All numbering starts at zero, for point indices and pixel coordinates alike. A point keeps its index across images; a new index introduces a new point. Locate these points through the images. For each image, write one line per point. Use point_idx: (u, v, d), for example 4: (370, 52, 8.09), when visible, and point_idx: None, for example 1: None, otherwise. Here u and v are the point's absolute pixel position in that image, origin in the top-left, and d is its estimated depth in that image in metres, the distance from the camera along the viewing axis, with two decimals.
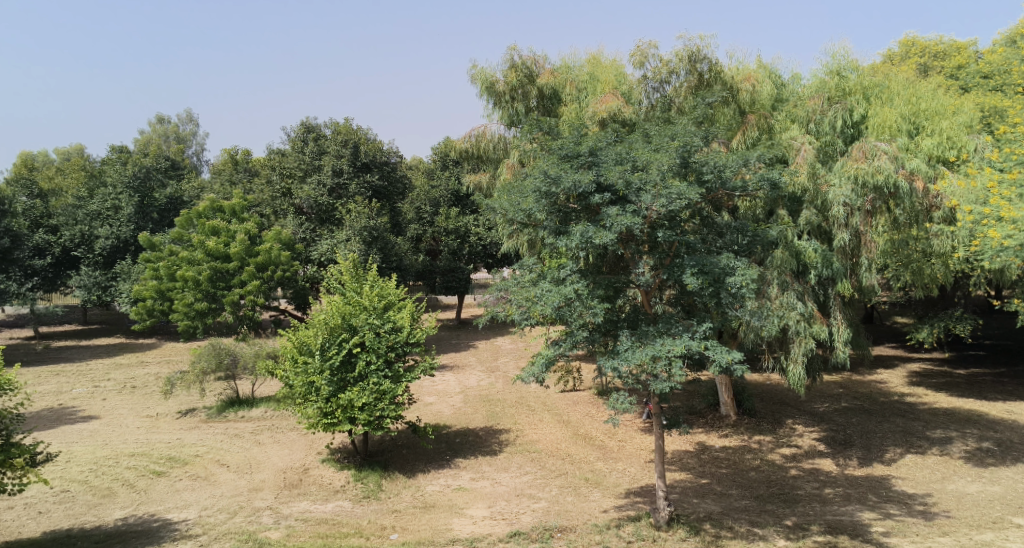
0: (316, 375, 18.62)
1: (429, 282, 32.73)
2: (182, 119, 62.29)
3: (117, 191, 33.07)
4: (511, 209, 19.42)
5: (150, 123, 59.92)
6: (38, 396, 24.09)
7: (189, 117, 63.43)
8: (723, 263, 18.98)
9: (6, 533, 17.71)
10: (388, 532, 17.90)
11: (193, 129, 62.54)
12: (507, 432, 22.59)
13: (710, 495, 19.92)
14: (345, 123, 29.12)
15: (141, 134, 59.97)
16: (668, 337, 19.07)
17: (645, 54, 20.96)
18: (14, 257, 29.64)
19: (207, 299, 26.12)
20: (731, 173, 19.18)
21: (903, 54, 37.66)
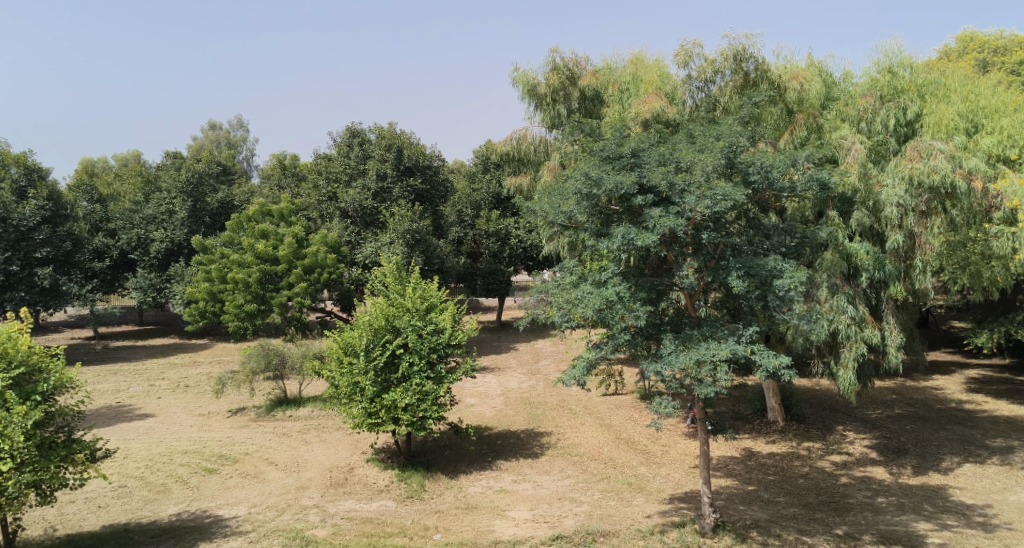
0: (361, 375, 18.89)
1: (470, 284, 33.19)
2: (234, 125, 64.00)
3: (171, 195, 34.20)
4: (551, 211, 19.35)
5: (202, 129, 61.84)
6: (98, 394, 24.93)
7: (240, 123, 65.08)
8: (770, 266, 18.74)
9: (67, 526, 18.38)
10: (431, 532, 18.07)
11: (244, 135, 64.11)
12: (549, 434, 22.58)
13: (757, 502, 19.58)
14: (388, 126, 29.36)
15: (195, 140, 62.10)
16: (713, 340, 18.90)
17: (690, 54, 20.70)
18: (75, 260, 31.06)
19: (256, 301, 26.69)
20: (778, 174, 18.94)
21: (960, 49, 36.59)
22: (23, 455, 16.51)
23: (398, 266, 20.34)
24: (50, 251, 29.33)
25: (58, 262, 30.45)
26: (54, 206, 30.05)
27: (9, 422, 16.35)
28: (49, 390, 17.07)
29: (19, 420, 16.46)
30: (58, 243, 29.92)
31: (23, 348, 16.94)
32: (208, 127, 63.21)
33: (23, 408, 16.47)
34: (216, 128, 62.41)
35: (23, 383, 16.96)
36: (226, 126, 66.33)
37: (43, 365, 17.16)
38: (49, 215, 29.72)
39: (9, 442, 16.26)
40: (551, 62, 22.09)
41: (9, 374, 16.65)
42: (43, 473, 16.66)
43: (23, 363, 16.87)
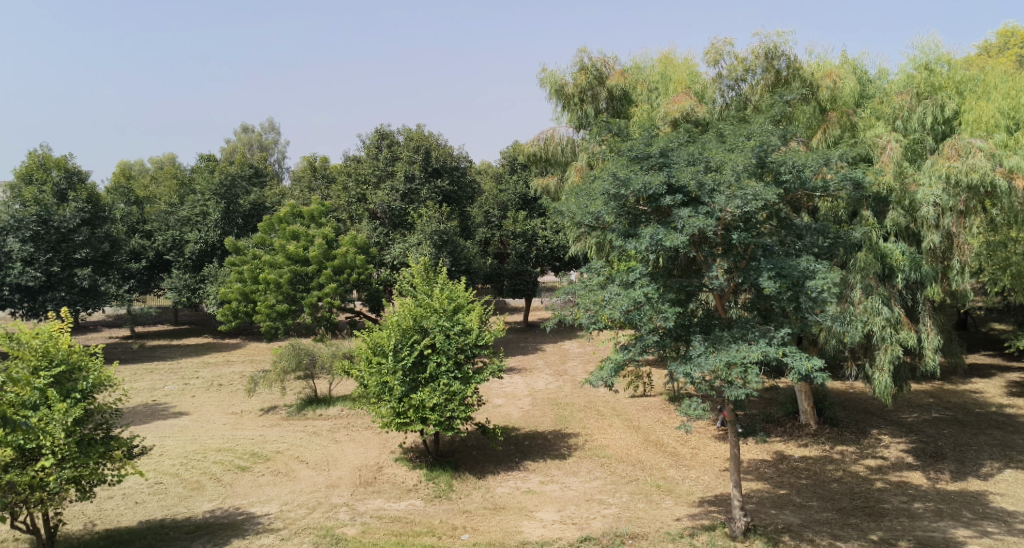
0: (390, 375, 18.81)
1: (497, 285, 33.32)
2: (267, 127, 64.95)
3: (206, 198, 34.68)
4: (578, 212, 19.20)
5: (237, 132, 62.92)
6: (135, 392, 25.42)
7: (273, 127, 66.06)
8: (802, 267, 18.48)
9: (106, 521, 18.77)
10: (459, 532, 18.11)
11: (276, 137, 64.99)
12: (577, 436, 22.53)
13: (789, 506, 19.30)
14: (417, 128, 29.45)
15: (229, 143, 63.21)
16: (743, 342, 18.69)
17: (721, 52, 20.50)
18: (113, 261, 31.78)
19: (287, 301, 27.02)
20: (811, 173, 18.64)
21: (1000, 45, 35.82)
22: (62, 451, 16.83)
23: (426, 267, 20.21)
24: (89, 253, 30.14)
25: (97, 262, 31.21)
26: (94, 208, 30.85)
27: (50, 419, 16.71)
28: (88, 387, 17.37)
29: (59, 417, 16.79)
30: (97, 244, 30.67)
31: (63, 346, 17.28)
32: (241, 129, 64.22)
33: (63, 406, 16.80)
34: (249, 131, 63.38)
35: (63, 381, 17.26)
36: (259, 128, 67.31)
37: (83, 363, 17.45)
38: (89, 217, 30.47)
39: (50, 439, 16.61)
40: (579, 63, 22.03)
41: (49, 372, 16.99)
42: (82, 469, 16.95)
43: (63, 362, 17.20)
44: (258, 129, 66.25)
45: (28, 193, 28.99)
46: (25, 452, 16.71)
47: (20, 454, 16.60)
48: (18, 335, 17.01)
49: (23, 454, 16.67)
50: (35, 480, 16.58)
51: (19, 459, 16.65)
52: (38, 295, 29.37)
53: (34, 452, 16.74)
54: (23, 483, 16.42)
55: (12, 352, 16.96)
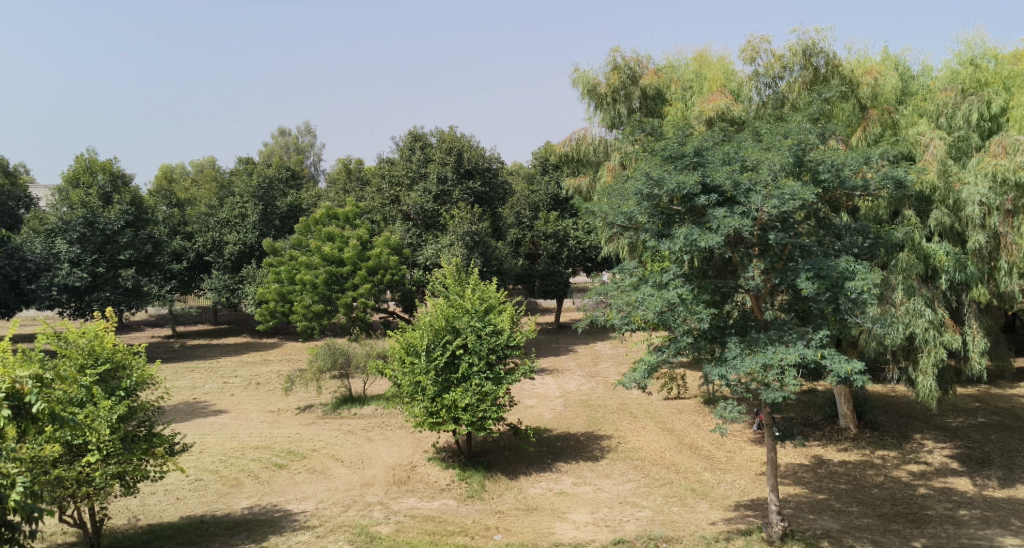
0: (423, 375, 18.77)
1: (528, 286, 33.08)
2: (302, 131, 65.71)
3: (244, 200, 35.38)
4: (611, 212, 18.99)
5: (275, 136, 63.91)
6: (176, 391, 25.91)
7: (309, 129, 66.99)
8: (841, 268, 18.07)
9: (149, 516, 19.10)
10: (492, 532, 18.08)
11: (311, 140, 65.74)
12: (609, 438, 22.42)
13: (828, 511, 18.92)
14: (449, 131, 29.75)
15: (266, 146, 64.22)
16: (780, 344, 18.37)
17: (757, 50, 20.24)
18: (155, 262, 32.35)
19: (323, 302, 27.43)
20: (851, 172, 18.25)
21: None
22: (107, 447, 17.14)
23: (458, 268, 20.05)
24: (133, 254, 30.75)
25: (139, 264, 31.80)
26: (137, 211, 31.46)
27: (96, 416, 17.00)
28: (132, 385, 17.81)
29: (104, 414, 17.12)
30: (140, 245, 31.28)
31: (109, 345, 17.65)
32: (277, 133, 65.31)
33: (108, 403, 17.14)
34: (284, 134, 64.38)
35: (108, 379, 17.65)
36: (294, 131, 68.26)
37: (127, 362, 17.88)
38: (132, 219, 31.16)
39: (96, 435, 16.90)
40: (611, 63, 22.51)
41: (95, 370, 17.33)
42: (126, 465, 17.30)
43: (108, 360, 17.59)
44: (294, 133, 67.24)
45: (75, 196, 29.89)
46: (72, 448, 16.98)
47: (67, 450, 16.87)
48: (66, 333, 17.33)
49: (70, 450, 16.94)
50: (81, 475, 16.84)
51: (66, 454, 16.92)
52: (84, 295, 30.27)
53: (81, 448, 17.02)
54: (69, 478, 16.62)
55: (59, 350, 17.26)
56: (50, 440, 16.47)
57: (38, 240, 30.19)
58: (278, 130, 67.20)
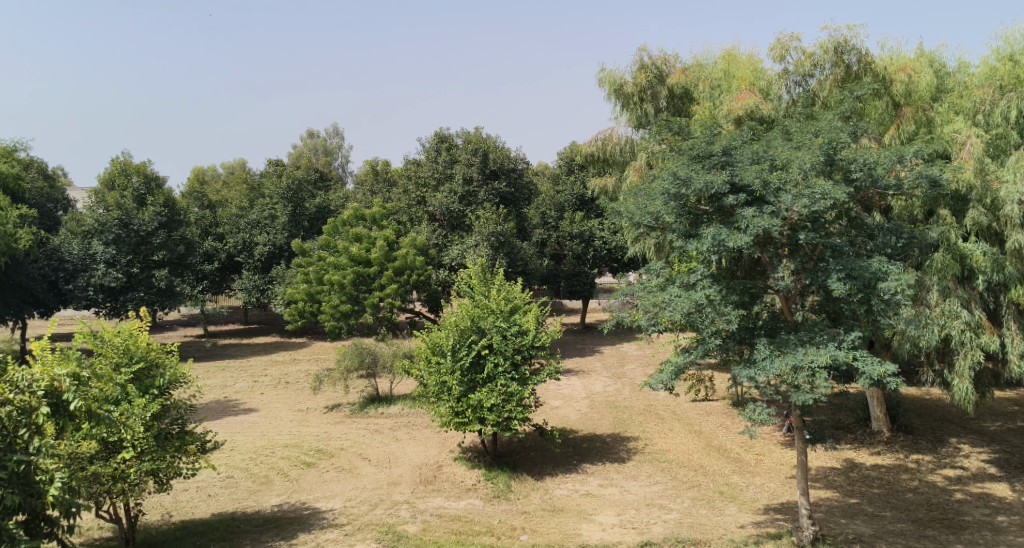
0: (448, 375, 18.75)
1: (554, 286, 33.36)
2: (330, 133, 66.45)
3: (274, 201, 36.07)
4: (637, 212, 18.81)
5: (303, 139, 64.68)
6: (207, 389, 26.27)
7: (337, 132, 67.72)
8: (874, 268, 17.72)
9: (181, 512, 19.34)
10: (518, 532, 18.01)
11: (340, 142, 66.47)
12: (636, 439, 22.31)
13: (860, 516, 18.57)
14: (475, 132, 29.89)
15: (295, 149, 65.03)
16: (811, 346, 18.04)
17: (788, 48, 20.00)
18: (187, 263, 33.03)
19: (351, 302, 27.52)
20: (883, 171, 17.90)
21: None
22: (141, 444, 17.30)
23: (484, 267, 20.10)
24: (167, 255, 31.48)
25: (172, 265, 32.47)
26: (170, 212, 32.22)
27: (131, 414, 17.18)
28: (165, 384, 17.93)
29: (139, 412, 17.29)
30: (173, 246, 32.01)
31: (143, 344, 17.84)
32: (306, 136, 66.10)
33: (142, 401, 17.31)
34: (313, 136, 65.17)
35: (142, 377, 17.84)
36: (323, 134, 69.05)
37: (160, 361, 18.05)
38: (165, 221, 31.75)
39: (130, 433, 17.06)
40: (639, 62, 22.20)
41: (129, 368, 17.57)
42: (159, 462, 17.46)
43: (142, 359, 17.80)
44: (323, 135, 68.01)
45: (111, 198, 30.55)
46: (107, 444, 17.11)
47: (103, 447, 17.01)
48: (101, 333, 17.56)
49: (106, 447, 17.08)
50: (116, 472, 17.02)
51: (102, 451, 17.06)
52: (119, 295, 30.75)
53: (116, 445, 17.17)
54: (106, 474, 16.83)
55: (95, 349, 17.50)
56: (86, 437, 16.71)
57: (75, 241, 30.91)
58: (307, 133, 67.94)
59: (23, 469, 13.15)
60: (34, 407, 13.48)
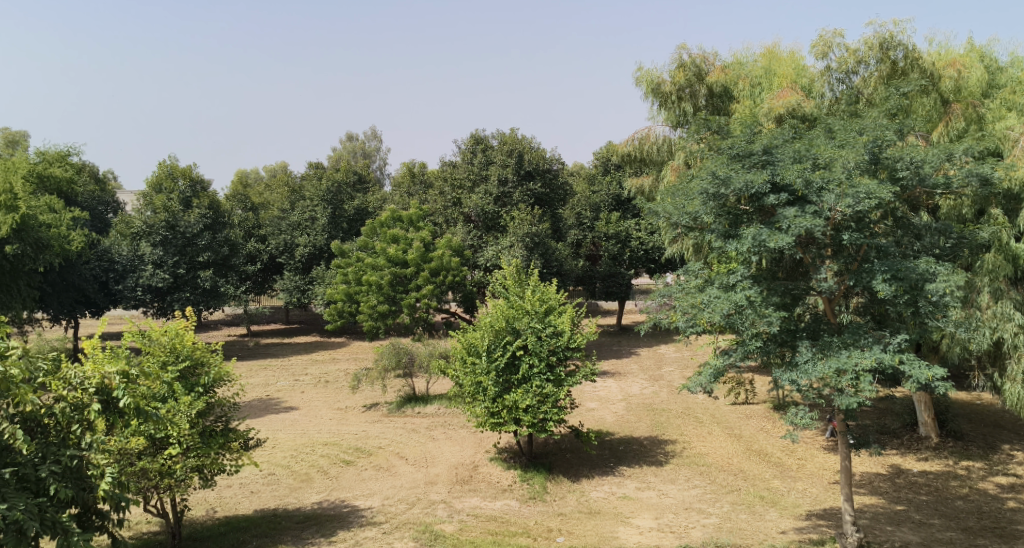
0: (484, 375, 18.72)
1: (590, 288, 32.96)
2: (368, 136, 67.12)
3: (314, 203, 36.50)
4: (675, 212, 18.52)
5: (342, 142, 65.42)
6: (250, 387, 26.65)
7: (376, 134, 68.32)
8: (921, 269, 17.08)
9: (225, 508, 19.59)
10: (554, 534, 17.87)
11: (378, 145, 67.14)
12: (674, 442, 22.06)
13: (907, 523, 18.02)
14: (510, 133, 30.15)
15: (334, 151, 65.75)
16: (855, 349, 17.42)
17: (830, 44, 19.82)
18: (231, 264, 33.54)
19: (389, 302, 27.97)
20: (931, 170, 17.31)
21: None
22: (187, 441, 17.38)
23: (519, 268, 20.07)
24: (211, 256, 31.99)
25: (217, 266, 32.97)
26: (214, 214, 32.87)
27: (177, 411, 17.24)
28: (210, 382, 18.05)
29: (185, 409, 17.39)
30: (217, 248, 32.54)
31: (189, 343, 17.95)
32: (345, 139, 66.85)
33: (188, 398, 17.41)
34: (352, 139, 65.87)
35: (188, 375, 17.95)
36: (361, 137, 69.75)
37: (205, 359, 18.20)
38: (210, 223, 32.50)
39: (177, 429, 17.12)
40: (678, 60, 22.12)
41: (176, 366, 17.66)
42: (204, 459, 17.56)
43: (188, 357, 17.94)
44: (361, 137, 68.70)
45: (158, 201, 31.31)
46: (155, 440, 17.23)
47: (151, 443, 17.11)
48: (149, 332, 17.73)
49: (153, 443, 17.16)
50: (164, 467, 17.09)
51: (149, 447, 17.16)
52: (167, 295, 31.44)
53: (163, 442, 17.25)
54: (153, 470, 16.92)
55: (143, 348, 17.59)
56: (135, 433, 16.78)
57: (125, 243, 31.88)
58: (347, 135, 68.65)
59: (76, 463, 13.07)
60: (86, 403, 13.47)
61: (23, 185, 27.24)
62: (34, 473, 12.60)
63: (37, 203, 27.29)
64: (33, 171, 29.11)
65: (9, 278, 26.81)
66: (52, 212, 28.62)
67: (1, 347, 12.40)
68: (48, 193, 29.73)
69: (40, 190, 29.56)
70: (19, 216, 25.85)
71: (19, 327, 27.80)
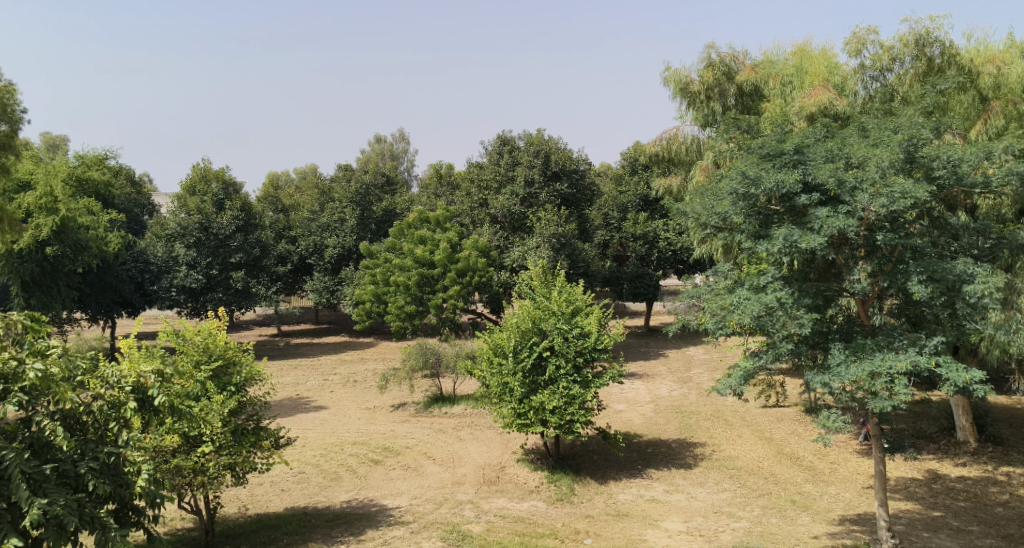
0: (511, 376, 18.66)
1: (617, 288, 33.02)
2: (397, 138, 67.50)
3: (342, 205, 36.90)
4: (704, 213, 18.23)
5: (370, 144, 65.80)
6: (280, 387, 26.86)
7: (404, 136, 68.58)
8: (958, 270, 16.64)
9: (256, 506, 19.71)
10: (582, 536, 17.73)
11: (406, 147, 67.45)
12: (703, 445, 21.82)
13: (944, 529, 17.61)
14: (536, 134, 30.25)
15: (362, 154, 66.13)
16: (889, 351, 16.97)
17: (865, 42, 19.54)
18: (263, 265, 33.68)
19: (416, 302, 28.03)
20: (969, 169, 16.82)
21: None
22: (220, 439, 17.49)
23: (545, 269, 19.90)
24: (243, 257, 32.35)
25: (249, 266, 33.27)
26: (246, 215, 33.05)
27: (210, 409, 17.31)
28: (241, 381, 18.16)
29: (218, 407, 17.44)
30: (249, 249, 32.76)
31: (222, 343, 18.12)
32: (373, 141, 67.26)
33: (220, 397, 17.49)
34: (380, 141, 66.21)
35: (220, 375, 18.07)
36: (389, 139, 70.14)
37: (237, 358, 18.35)
38: (242, 224, 32.78)
39: (210, 427, 17.18)
40: (707, 58, 21.89)
41: (209, 365, 17.82)
42: (236, 456, 17.55)
43: (221, 356, 18.08)
44: (390, 140, 69.12)
45: (192, 203, 31.73)
46: (189, 438, 17.32)
47: (185, 441, 17.20)
48: (183, 331, 17.88)
49: (187, 441, 17.26)
50: (198, 464, 17.10)
51: (184, 445, 17.25)
52: (200, 295, 31.82)
53: (196, 440, 17.35)
54: (187, 467, 16.90)
55: (178, 347, 17.80)
56: (169, 431, 16.93)
57: (160, 244, 32.30)
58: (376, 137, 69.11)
59: (114, 460, 12.87)
60: (122, 401, 13.19)
61: (62, 188, 27.77)
62: (73, 469, 12.48)
63: (75, 206, 27.83)
64: (72, 175, 29.65)
65: (49, 278, 27.63)
66: (90, 215, 29.11)
67: (41, 346, 12.68)
68: (87, 195, 30.26)
69: (79, 193, 30.10)
70: (59, 218, 26.73)
71: (58, 327, 28.28)
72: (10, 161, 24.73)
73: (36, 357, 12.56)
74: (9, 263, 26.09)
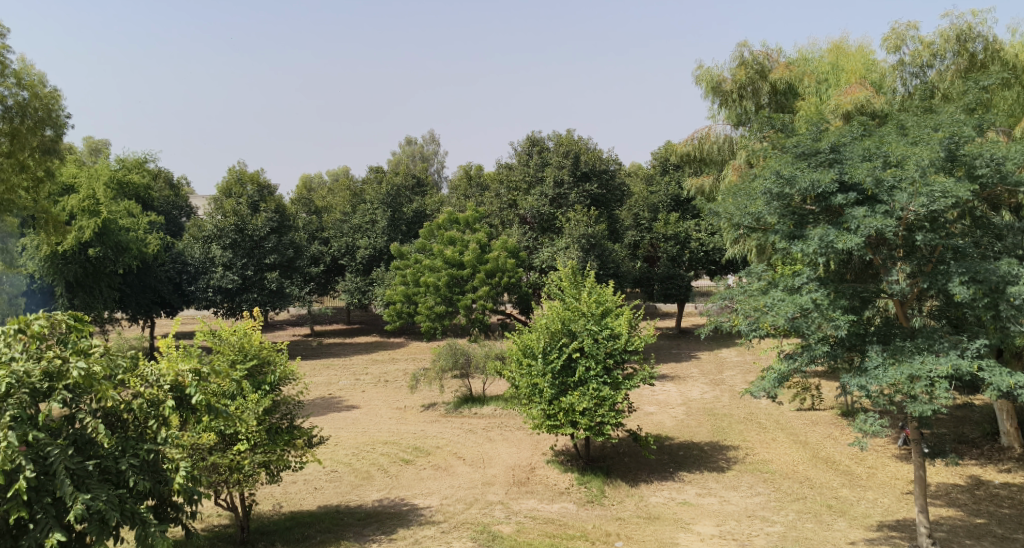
0: (540, 377, 18.55)
1: (647, 290, 32.53)
2: (429, 139, 67.85)
3: (374, 206, 37.07)
4: (737, 213, 17.97)
5: (401, 146, 66.19)
6: (313, 386, 27.07)
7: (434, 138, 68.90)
8: (1002, 270, 16.11)
9: (290, 504, 19.83)
10: (613, 538, 17.54)
11: (436, 148, 67.75)
12: (736, 448, 21.52)
13: (988, 537, 17.10)
14: (566, 134, 30.15)
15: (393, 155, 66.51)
16: (930, 354, 16.49)
17: (903, 38, 19.22)
18: (297, 265, 34.08)
19: (446, 303, 28.13)
20: (1013, 166, 16.30)
21: None
22: (255, 437, 17.53)
23: (574, 271, 19.77)
24: (277, 258, 32.69)
25: (284, 267, 33.65)
26: (281, 217, 33.50)
27: (245, 408, 17.42)
28: (275, 380, 18.18)
29: (252, 407, 17.51)
30: (284, 250, 33.17)
31: (257, 343, 18.21)
32: (405, 143, 67.67)
33: (256, 396, 17.54)
34: (411, 143, 66.58)
35: (255, 374, 18.14)
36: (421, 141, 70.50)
37: (272, 358, 18.44)
38: (277, 225, 33.17)
39: (245, 426, 17.22)
40: (739, 57, 21.62)
41: (244, 364, 17.93)
42: (271, 455, 17.56)
43: (255, 356, 18.20)
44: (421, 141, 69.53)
45: (228, 205, 32.13)
46: (224, 436, 17.39)
47: (221, 439, 17.28)
48: (219, 331, 18.06)
49: (223, 439, 17.34)
50: (233, 462, 17.15)
51: (220, 443, 17.32)
52: (236, 295, 32.17)
53: (232, 438, 17.40)
54: (223, 465, 16.98)
55: (213, 347, 17.97)
56: (205, 429, 17.02)
57: (197, 246, 32.73)
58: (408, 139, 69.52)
59: (153, 457, 12.94)
60: (161, 399, 13.15)
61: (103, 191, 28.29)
62: (115, 465, 12.53)
63: (115, 209, 28.35)
64: (113, 178, 30.19)
65: (91, 279, 28.20)
66: (130, 217, 29.62)
67: (84, 345, 12.67)
68: (127, 198, 30.81)
69: (119, 196, 30.65)
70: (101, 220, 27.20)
71: (100, 326, 28.77)
72: (54, 165, 25.22)
73: (78, 355, 12.56)
74: (53, 264, 26.64)
